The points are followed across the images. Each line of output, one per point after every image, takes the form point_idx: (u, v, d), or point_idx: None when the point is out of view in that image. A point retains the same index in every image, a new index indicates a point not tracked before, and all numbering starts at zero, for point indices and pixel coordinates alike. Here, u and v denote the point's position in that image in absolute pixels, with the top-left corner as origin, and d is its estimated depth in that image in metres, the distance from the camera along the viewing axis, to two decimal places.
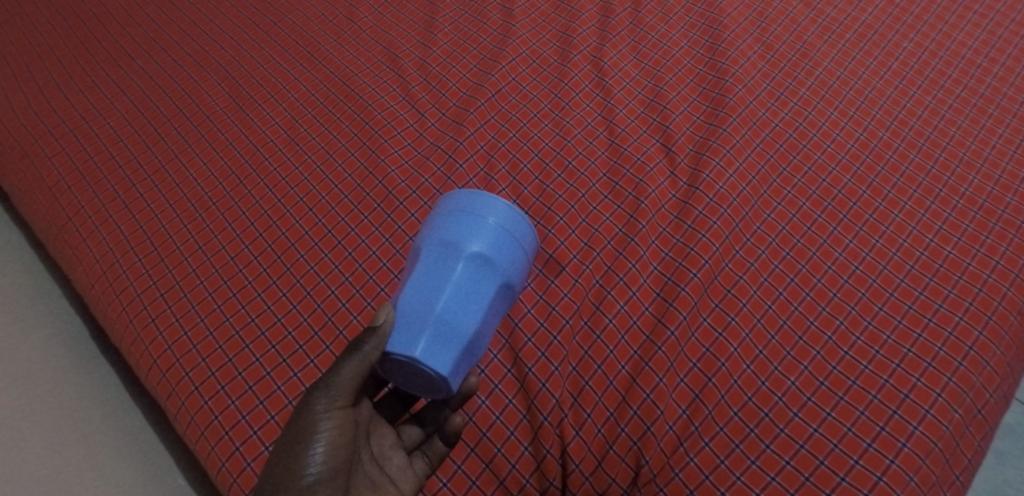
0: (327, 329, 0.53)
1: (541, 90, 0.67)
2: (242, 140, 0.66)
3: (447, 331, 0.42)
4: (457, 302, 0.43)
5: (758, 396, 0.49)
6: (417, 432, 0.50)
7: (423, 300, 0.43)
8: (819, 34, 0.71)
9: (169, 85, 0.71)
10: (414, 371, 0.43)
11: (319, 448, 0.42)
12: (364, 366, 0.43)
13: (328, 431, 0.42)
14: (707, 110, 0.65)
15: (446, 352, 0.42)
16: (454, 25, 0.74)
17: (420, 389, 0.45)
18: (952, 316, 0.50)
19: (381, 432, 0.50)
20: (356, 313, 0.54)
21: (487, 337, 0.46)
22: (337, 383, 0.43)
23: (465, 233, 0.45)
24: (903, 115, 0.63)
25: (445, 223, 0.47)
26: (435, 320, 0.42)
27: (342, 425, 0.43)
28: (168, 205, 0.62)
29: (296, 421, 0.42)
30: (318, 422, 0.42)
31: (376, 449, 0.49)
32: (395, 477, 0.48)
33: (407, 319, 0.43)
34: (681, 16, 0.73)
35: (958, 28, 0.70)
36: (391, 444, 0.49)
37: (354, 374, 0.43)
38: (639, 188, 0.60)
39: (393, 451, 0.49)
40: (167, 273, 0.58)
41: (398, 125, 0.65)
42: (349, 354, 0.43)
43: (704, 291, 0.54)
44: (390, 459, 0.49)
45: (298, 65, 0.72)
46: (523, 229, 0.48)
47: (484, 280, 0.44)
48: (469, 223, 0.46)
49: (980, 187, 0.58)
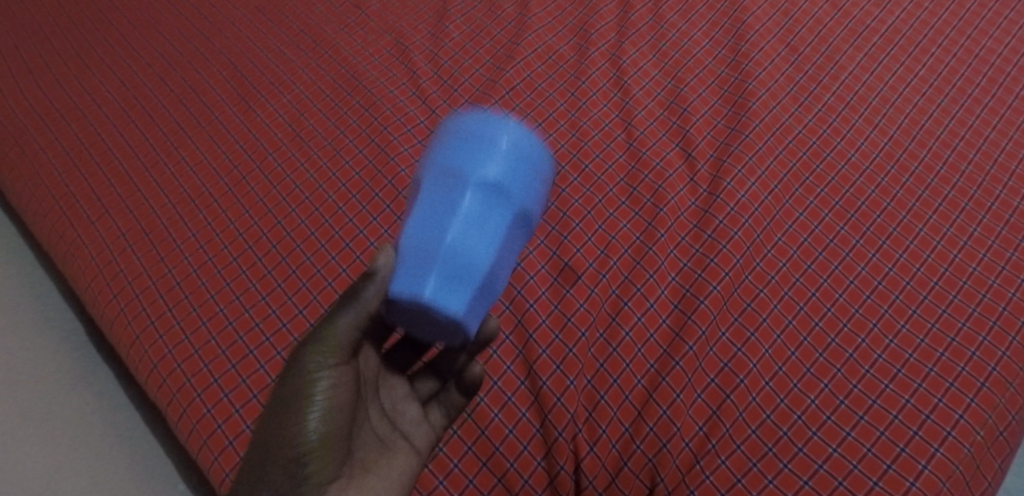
0: None
1: (557, 88, 0.66)
2: (247, 136, 0.66)
3: (459, 266, 0.39)
4: (469, 231, 0.40)
5: (777, 414, 0.48)
6: (434, 382, 0.51)
7: (431, 234, 0.40)
8: (844, 37, 0.68)
9: (169, 76, 0.71)
10: (424, 312, 0.40)
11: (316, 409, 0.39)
12: (361, 316, 0.42)
13: (326, 390, 0.40)
14: (728, 113, 0.64)
15: (460, 290, 0.39)
16: (467, 18, 0.73)
17: (431, 335, 0.42)
18: (975, 336, 0.50)
19: (393, 382, 0.49)
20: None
21: (501, 278, 0.43)
22: (331, 338, 0.41)
23: (476, 165, 0.43)
24: (930, 125, 0.62)
25: (452, 157, 0.44)
26: (445, 254, 0.39)
27: (342, 382, 0.42)
28: (168, 202, 0.62)
29: (289, 382, 0.41)
30: (314, 382, 0.40)
31: (387, 402, 0.48)
32: (412, 429, 0.48)
33: (415, 254, 0.40)
34: (702, 14, 0.71)
35: (987, 34, 0.68)
36: (405, 395, 0.49)
37: (350, 325, 0.42)
38: (657, 195, 0.58)
39: (407, 403, 0.49)
40: (167, 273, 0.58)
41: (408, 121, 0.65)
42: (347, 306, 0.42)
43: (723, 304, 0.53)
44: (405, 411, 0.48)
45: (305, 57, 0.71)
46: (533, 165, 0.46)
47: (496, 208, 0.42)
48: (479, 155, 0.44)
49: (1006, 202, 0.57)
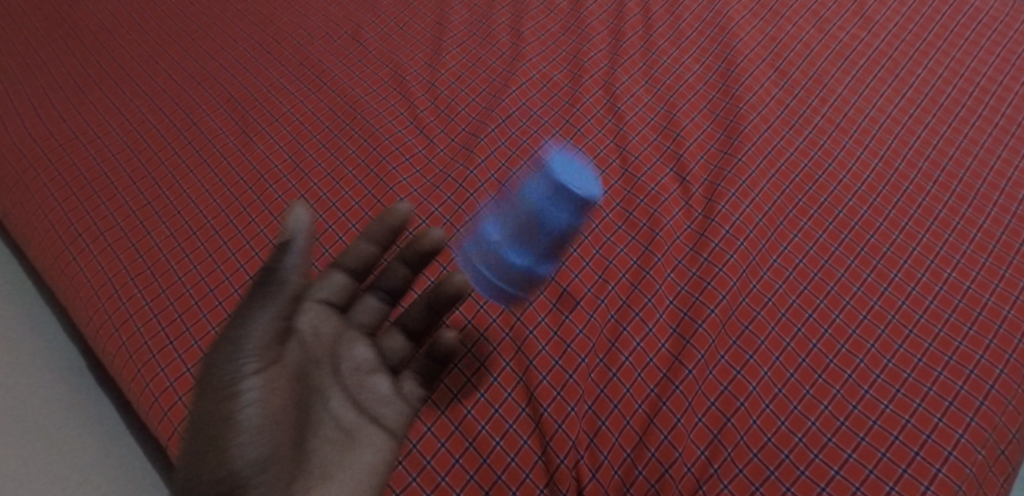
0: None
1: (552, 115, 0.67)
2: (247, 167, 0.67)
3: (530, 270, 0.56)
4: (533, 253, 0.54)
5: (778, 437, 0.48)
6: (403, 342, 0.56)
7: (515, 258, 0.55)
8: (832, 60, 0.70)
9: (170, 109, 0.72)
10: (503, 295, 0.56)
11: (252, 421, 0.40)
12: (281, 304, 0.44)
13: (256, 394, 0.42)
14: (721, 137, 0.65)
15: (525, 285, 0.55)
16: (462, 48, 0.74)
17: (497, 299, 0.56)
18: (972, 354, 0.51)
19: (359, 352, 0.54)
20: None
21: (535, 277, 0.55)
22: (251, 338, 0.42)
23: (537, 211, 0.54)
24: (919, 145, 0.63)
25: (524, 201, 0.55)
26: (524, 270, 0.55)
27: (273, 382, 0.43)
28: (170, 234, 0.63)
29: (211, 401, 0.40)
30: (241, 391, 0.41)
31: (353, 379, 0.53)
32: (382, 406, 0.52)
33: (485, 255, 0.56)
34: (693, 40, 0.73)
35: (971, 55, 0.69)
36: (372, 366, 0.54)
37: (270, 317, 0.43)
38: (652, 219, 0.59)
39: (375, 374, 0.54)
40: (168, 305, 0.58)
41: (406, 151, 0.66)
42: (262, 305, 0.43)
43: (721, 327, 0.53)
44: (373, 387, 0.53)
45: (304, 89, 0.72)
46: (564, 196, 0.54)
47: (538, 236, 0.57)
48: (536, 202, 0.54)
49: (997, 220, 0.58)
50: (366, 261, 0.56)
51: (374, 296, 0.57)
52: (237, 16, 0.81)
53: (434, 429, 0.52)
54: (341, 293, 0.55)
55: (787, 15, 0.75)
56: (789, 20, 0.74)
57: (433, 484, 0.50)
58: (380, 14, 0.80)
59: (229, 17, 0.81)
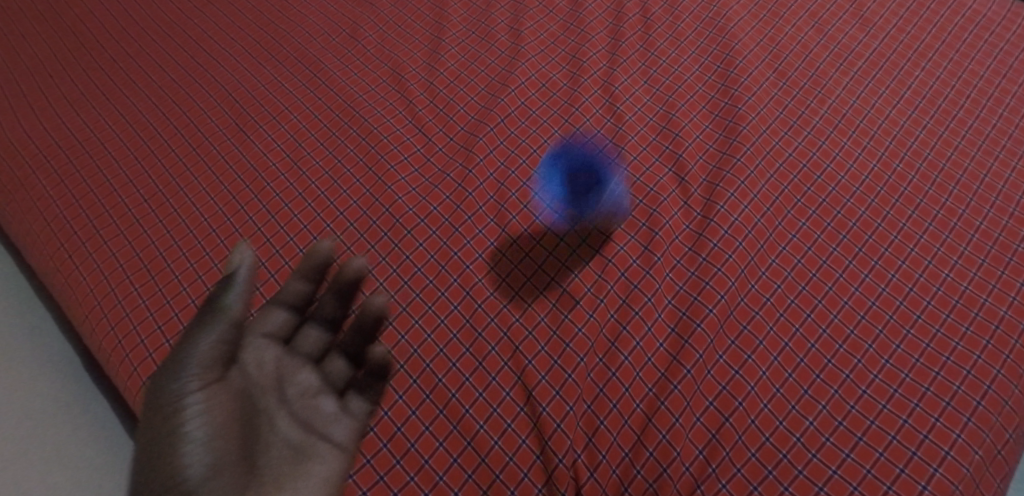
0: None
1: (551, 115, 0.67)
2: (245, 166, 0.66)
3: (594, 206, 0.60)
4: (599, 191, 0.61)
5: (776, 437, 0.48)
6: (343, 365, 0.52)
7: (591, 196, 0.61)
8: (831, 61, 0.70)
9: (168, 106, 0.72)
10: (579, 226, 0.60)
11: (193, 438, 0.41)
12: (224, 329, 0.44)
13: (198, 411, 0.42)
14: (720, 137, 0.65)
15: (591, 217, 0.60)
16: (461, 47, 0.74)
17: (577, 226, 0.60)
18: (969, 355, 0.51)
19: (302, 377, 0.50)
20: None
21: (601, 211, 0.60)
22: (194, 358, 0.43)
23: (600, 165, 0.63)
24: (917, 146, 0.63)
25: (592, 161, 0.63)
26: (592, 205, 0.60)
27: (216, 400, 0.44)
28: (167, 232, 0.62)
29: (156, 419, 0.42)
30: (183, 409, 0.41)
31: (299, 403, 0.49)
32: (333, 425, 0.49)
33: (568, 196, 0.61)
34: (692, 40, 0.73)
35: (969, 56, 0.70)
36: (318, 389, 0.50)
37: (213, 341, 0.44)
38: (651, 219, 0.59)
39: (321, 396, 0.50)
40: (165, 303, 0.58)
41: (405, 150, 0.65)
42: (204, 326, 0.44)
43: (720, 327, 0.53)
44: (321, 408, 0.49)
45: (303, 87, 0.72)
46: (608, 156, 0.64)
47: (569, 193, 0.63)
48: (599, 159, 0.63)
49: (994, 221, 0.58)
50: (296, 290, 0.52)
51: (309, 323, 0.53)
52: (234, 13, 0.81)
53: (431, 428, 0.51)
54: (274, 322, 0.50)
55: (785, 16, 0.75)
56: (788, 20, 0.74)
57: (431, 484, 0.49)
58: (379, 12, 0.79)
59: (226, 14, 0.81)
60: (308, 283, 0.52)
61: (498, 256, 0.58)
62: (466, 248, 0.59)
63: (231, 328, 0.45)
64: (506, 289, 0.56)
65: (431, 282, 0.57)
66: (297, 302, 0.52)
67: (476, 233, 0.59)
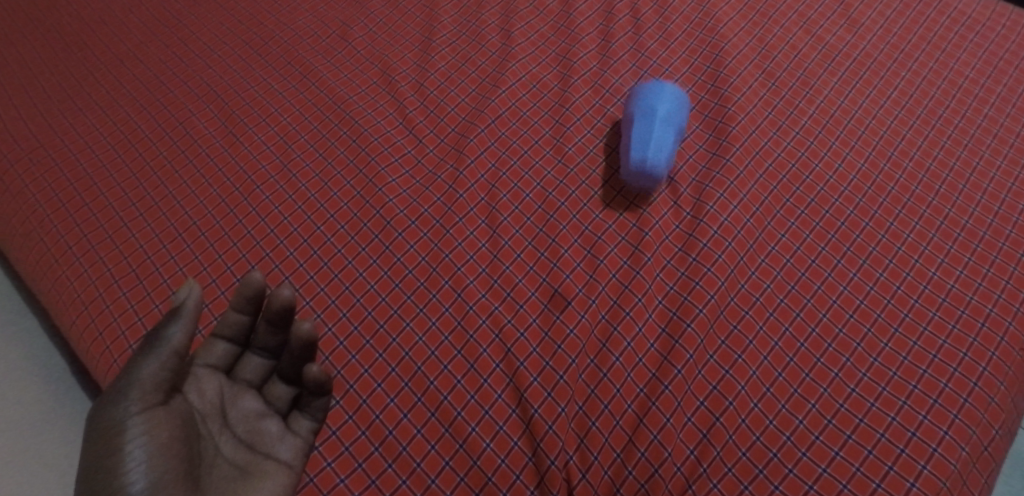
0: (338, 354, 0.54)
1: (542, 116, 0.67)
2: (234, 168, 0.66)
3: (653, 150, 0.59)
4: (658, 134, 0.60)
5: (766, 436, 0.49)
6: (285, 388, 0.49)
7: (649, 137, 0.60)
8: (819, 62, 0.71)
9: (156, 109, 0.71)
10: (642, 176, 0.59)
11: (133, 463, 0.38)
12: (168, 357, 0.41)
13: (141, 436, 0.39)
14: (710, 138, 0.65)
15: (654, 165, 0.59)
16: (452, 47, 0.74)
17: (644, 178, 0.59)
18: (956, 352, 0.51)
19: (243, 401, 0.47)
20: (371, 368, 0.54)
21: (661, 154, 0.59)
22: (136, 383, 0.40)
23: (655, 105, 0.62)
24: (904, 146, 0.64)
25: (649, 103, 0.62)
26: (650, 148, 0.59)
27: (160, 425, 0.40)
28: (155, 236, 0.62)
29: (98, 442, 0.39)
30: (123, 434, 0.39)
31: (242, 427, 0.46)
32: (278, 447, 0.47)
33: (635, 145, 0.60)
34: (681, 41, 0.73)
35: (954, 57, 0.70)
36: (261, 412, 0.47)
37: (155, 369, 0.40)
38: (641, 220, 0.59)
39: (266, 419, 0.47)
40: (153, 308, 0.57)
41: (395, 152, 0.65)
42: (148, 353, 0.41)
43: (710, 327, 0.54)
44: (266, 431, 0.47)
45: (292, 88, 0.72)
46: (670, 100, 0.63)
47: (659, 127, 0.60)
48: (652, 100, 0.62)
49: (980, 219, 0.59)
50: (229, 318, 0.48)
51: (249, 347, 0.49)
52: (222, 13, 0.80)
53: (423, 431, 0.51)
54: (211, 350, 0.48)
55: (774, 17, 0.75)
56: (777, 21, 0.75)
57: (423, 487, 0.49)
58: (369, 12, 0.79)
59: (214, 14, 0.80)
60: (240, 312, 0.47)
61: (489, 257, 0.58)
62: (457, 249, 0.59)
63: (175, 358, 0.41)
64: (498, 291, 0.56)
65: (422, 284, 0.57)
66: (232, 330, 0.48)
67: (467, 234, 0.59)
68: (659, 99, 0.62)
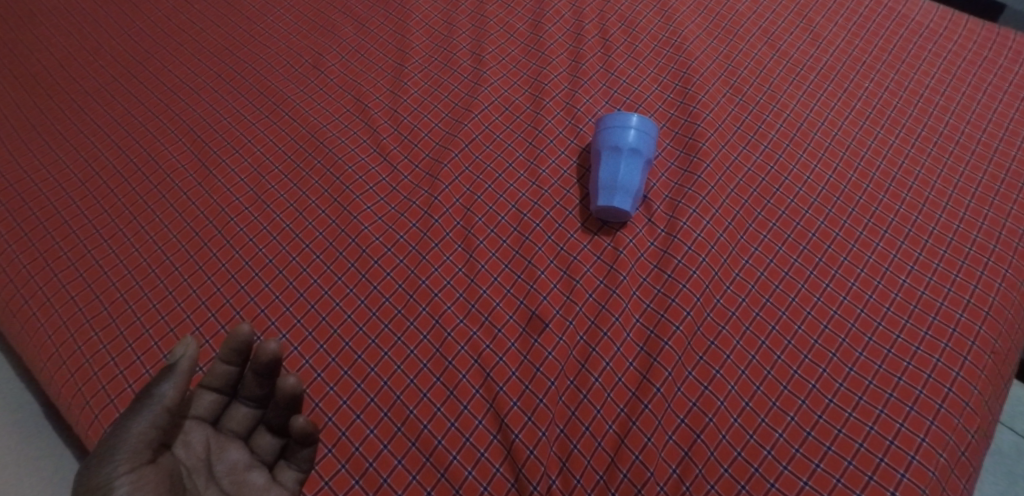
0: (317, 386, 0.54)
1: (515, 138, 0.68)
2: (207, 201, 0.65)
3: (621, 186, 0.59)
4: (625, 167, 0.60)
5: (747, 451, 0.49)
6: (272, 438, 0.49)
7: (617, 173, 0.60)
8: (784, 76, 0.72)
9: (127, 143, 0.71)
10: (612, 211, 0.60)
11: None
12: (158, 414, 0.42)
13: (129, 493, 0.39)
14: (681, 155, 0.66)
15: (625, 201, 0.59)
16: (424, 73, 0.74)
17: (615, 213, 0.60)
18: (929, 358, 0.52)
19: (230, 453, 0.47)
20: (350, 399, 0.53)
21: (631, 188, 0.59)
22: (126, 440, 0.41)
23: (622, 135, 0.61)
24: (870, 156, 0.65)
25: (615, 133, 0.61)
26: (618, 185, 0.59)
27: (148, 482, 0.41)
28: (127, 272, 0.61)
29: None
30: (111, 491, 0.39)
31: (228, 479, 0.46)
32: None
33: (603, 182, 0.60)
34: (650, 60, 0.74)
35: (915, 67, 0.72)
36: (247, 463, 0.47)
37: (145, 425, 0.42)
38: (616, 238, 0.60)
39: (252, 471, 0.47)
40: (126, 347, 0.56)
41: (369, 179, 0.65)
42: (139, 410, 0.42)
43: (687, 344, 0.54)
44: (252, 483, 0.46)
45: (265, 119, 0.72)
46: (639, 123, 0.62)
47: (627, 160, 0.60)
48: (619, 129, 0.61)
49: (947, 225, 0.60)
50: (217, 371, 0.48)
51: (235, 399, 0.49)
52: (194, 46, 0.80)
53: (404, 461, 0.51)
54: (198, 401, 0.47)
55: (739, 33, 0.77)
56: (742, 38, 0.76)
57: None
58: (341, 41, 0.79)
59: (185, 47, 0.80)
60: (228, 363, 0.47)
61: (466, 282, 0.58)
62: (434, 275, 0.59)
63: (167, 413, 0.43)
64: (475, 316, 0.56)
65: (399, 312, 0.57)
66: (220, 381, 0.48)
67: (443, 260, 0.59)
68: (629, 127, 0.61)
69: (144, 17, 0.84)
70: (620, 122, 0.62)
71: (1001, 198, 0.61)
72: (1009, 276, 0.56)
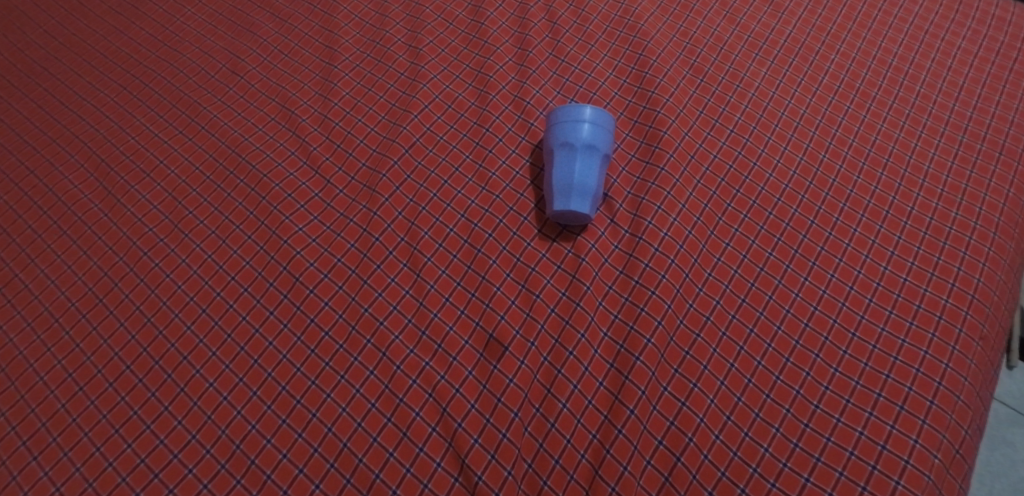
0: (251, 440, 0.47)
1: (460, 139, 0.62)
2: (116, 234, 0.58)
3: (578, 186, 0.54)
4: (582, 165, 0.54)
5: (732, 470, 0.44)
6: None
7: (573, 172, 0.54)
8: (746, 51, 0.67)
9: (22, 173, 0.63)
10: (571, 216, 0.54)
11: None
12: None
13: None
14: (641, 145, 0.61)
15: (582, 203, 0.53)
16: (356, 71, 0.67)
17: (573, 218, 0.55)
18: (917, 351, 0.48)
19: None
20: (290, 452, 0.47)
21: (588, 188, 0.54)
22: None
23: (576, 131, 0.55)
24: (841, 133, 0.61)
25: (569, 129, 0.56)
26: (575, 186, 0.54)
27: None
28: (28, 324, 0.54)
29: None
30: None
31: None
32: None
33: (559, 184, 0.54)
34: (602, 42, 0.68)
35: (880, 34, 0.68)
36: None
37: None
38: (577, 244, 0.55)
39: None
40: (30, 414, 0.50)
41: (300, 196, 0.59)
42: None
43: (661, 357, 0.49)
44: None
45: (178, 135, 0.64)
46: (593, 116, 0.56)
47: (582, 157, 0.54)
48: (573, 124, 0.56)
49: (925, 204, 0.56)
50: None
51: None
52: (95, 56, 0.71)
53: None
54: None
55: (696, 8, 0.71)
56: (699, 12, 0.71)
57: None
58: (262, 41, 0.71)
59: (84, 58, 0.71)
60: None
61: (415, 305, 0.53)
62: (377, 301, 0.53)
63: None
64: (427, 344, 0.51)
65: (341, 347, 0.51)
66: None
67: (388, 282, 0.54)
68: (582, 122, 0.56)
69: (38, 29, 0.75)
70: (573, 116, 0.56)
71: (979, 170, 0.57)
72: (992, 255, 0.53)
